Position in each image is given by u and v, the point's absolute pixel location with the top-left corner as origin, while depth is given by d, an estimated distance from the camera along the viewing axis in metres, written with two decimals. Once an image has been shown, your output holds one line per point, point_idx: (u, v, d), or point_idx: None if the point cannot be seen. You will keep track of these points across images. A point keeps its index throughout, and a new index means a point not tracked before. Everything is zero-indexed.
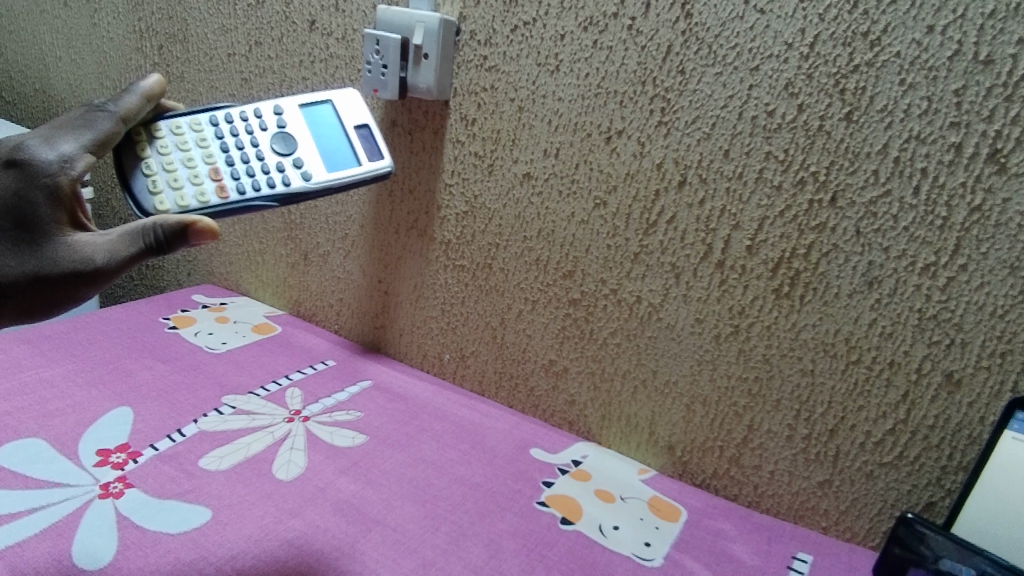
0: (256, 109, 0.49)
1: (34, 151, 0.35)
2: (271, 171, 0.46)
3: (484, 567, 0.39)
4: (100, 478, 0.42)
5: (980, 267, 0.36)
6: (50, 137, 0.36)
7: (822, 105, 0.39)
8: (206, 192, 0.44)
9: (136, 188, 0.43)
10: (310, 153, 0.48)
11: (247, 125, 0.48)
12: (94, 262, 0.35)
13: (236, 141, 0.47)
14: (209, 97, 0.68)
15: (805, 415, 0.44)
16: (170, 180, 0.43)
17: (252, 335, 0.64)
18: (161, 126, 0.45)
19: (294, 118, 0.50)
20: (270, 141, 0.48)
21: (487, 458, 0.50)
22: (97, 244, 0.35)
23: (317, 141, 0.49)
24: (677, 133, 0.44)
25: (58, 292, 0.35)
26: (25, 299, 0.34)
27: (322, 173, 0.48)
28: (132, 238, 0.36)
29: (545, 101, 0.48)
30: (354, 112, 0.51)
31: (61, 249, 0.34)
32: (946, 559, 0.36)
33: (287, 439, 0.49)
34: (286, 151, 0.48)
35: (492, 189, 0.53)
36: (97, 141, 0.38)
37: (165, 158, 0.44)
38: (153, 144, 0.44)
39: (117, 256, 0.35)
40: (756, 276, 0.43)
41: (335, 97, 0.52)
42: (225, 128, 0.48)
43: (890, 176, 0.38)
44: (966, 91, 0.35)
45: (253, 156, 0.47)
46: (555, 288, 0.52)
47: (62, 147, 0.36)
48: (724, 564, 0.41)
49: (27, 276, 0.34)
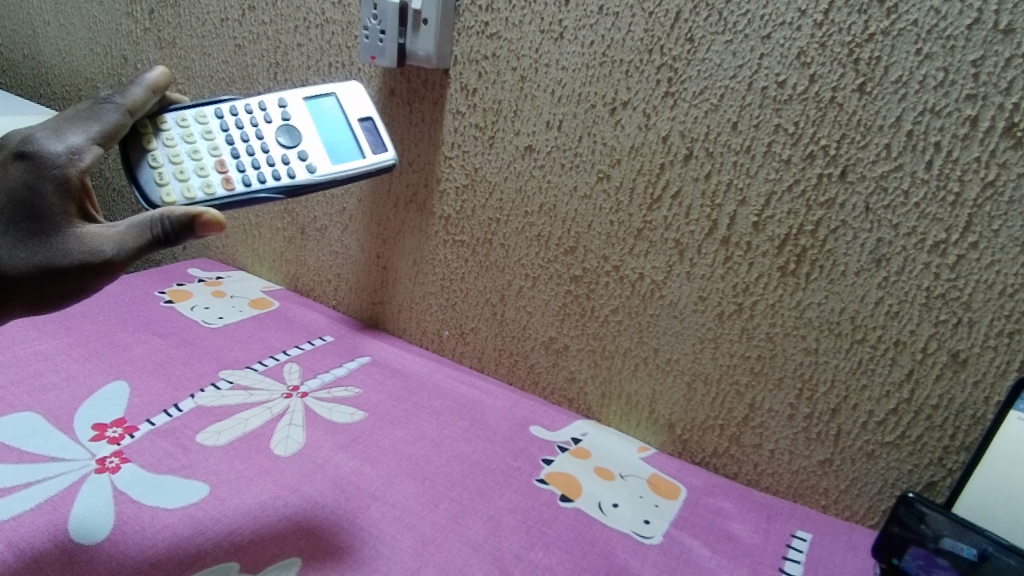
0: (260, 102, 0.48)
1: (42, 143, 0.34)
2: (276, 163, 0.45)
3: (483, 543, 0.39)
4: (95, 452, 0.42)
5: (991, 245, 0.36)
6: (59, 130, 0.35)
7: (835, 76, 0.37)
8: (212, 184, 0.43)
9: (142, 179, 0.41)
10: (314, 145, 0.47)
11: (252, 117, 0.47)
12: (103, 253, 0.34)
13: (240, 133, 0.46)
14: (202, 64, 0.66)
15: (807, 393, 0.43)
16: (177, 172, 0.42)
17: (249, 309, 0.63)
18: (167, 118, 0.44)
19: (298, 112, 0.49)
20: (276, 134, 0.47)
21: (486, 435, 0.49)
22: (104, 236, 0.34)
23: (322, 133, 0.48)
24: (684, 105, 0.42)
25: (67, 284, 0.34)
26: (37, 292, 0.33)
27: (327, 165, 0.47)
28: (140, 230, 0.34)
29: (548, 70, 0.47)
30: (358, 104, 0.50)
31: (70, 242, 0.33)
32: (947, 538, 0.36)
33: (285, 415, 0.48)
34: (291, 144, 0.47)
35: (493, 162, 0.51)
36: (104, 133, 0.37)
37: (172, 150, 0.43)
38: (159, 136, 0.43)
39: (125, 247, 0.34)
40: (761, 253, 0.42)
41: (339, 90, 0.50)
42: (230, 121, 0.47)
43: (903, 150, 0.37)
44: (984, 62, 0.34)
45: (258, 148, 0.45)
46: (556, 264, 0.51)
47: (70, 140, 0.35)
48: (724, 543, 0.41)
49: (37, 268, 0.33)
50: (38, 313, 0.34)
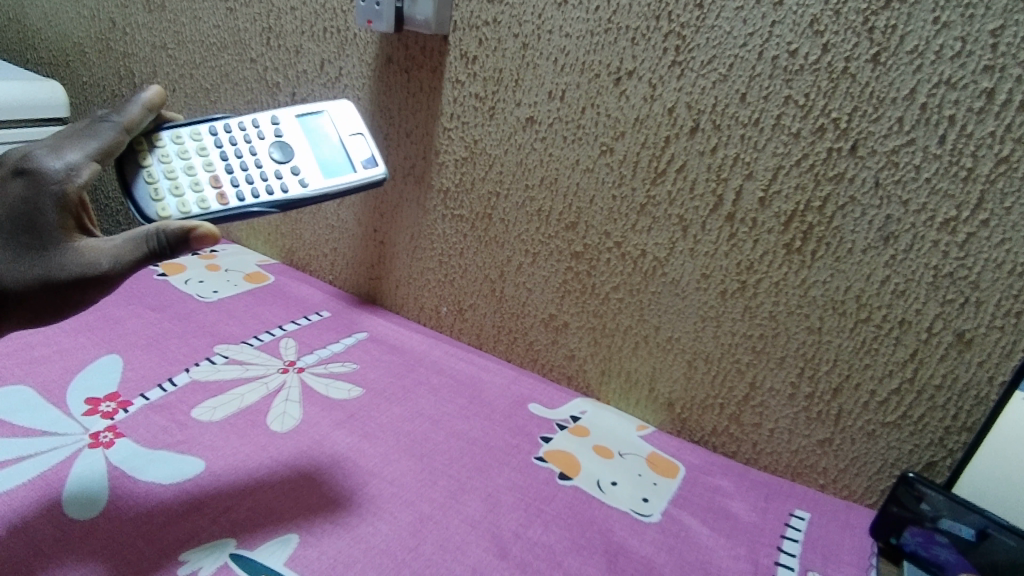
0: (253, 119, 0.47)
1: (41, 160, 0.33)
2: (269, 178, 0.44)
3: (482, 520, 0.39)
4: (89, 427, 0.41)
5: (1002, 222, 0.35)
6: (57, 146, 0.34)
7: (848, 45, 0.36)
8: (207, 200, 0.41)
9: (138, 196, 0.40)
10: (307, 161, 0.46)
11: (245, 135, 0.46)
12: (101, 267, 0.33)
13: (234, 150, 0.45)
14: (193, 28, 0.64)
15: (809, 372, 0.43)
16: (171, 188, 0.41)
17: (244, 283, 0.62)
18: (162, 135, 0.43)
19: (291, 129, 0.47)
20: (269, 150, 0.45)
21: (485, 412, 0.49)
22: (102, 249, 0.33)
23: (316, 149, 0.47)
24: (691, 74, 0.41)
25: (65, 297, 0.33)
26: (35, 306, 0.32)
27: (320, 180, 0.45)
28: (137, 243, 0.33)
29: (551, 37, 0.46)
30: (348, 122, 0.49)
31: (68, 256, 0.32)
32: (944, 518, 0.36)
33: (282, 390, 0.48)
34: (284, 159, 0.45)
35: (493, 134, 0.50)
36: (103, 150, 0.36)
37: (167, 166, 0.42)
38: (154, 153, 0.42)
39: (123, 260, 0.33)
40: (767, 229, 0.41)
41: (331, 108, 0.49)
42: (223, 138, 0.45)
43: (915, 124, 0.36)
44: (1003, 32, 0.33)
45: (251, 164, 0.44)
46: (556, 240, 0.50)
47: (68, 156, 0.34)
48: (723, 521, 0.41)
49: (35, 283, 0.32)
50: (36, 326, 0.33)
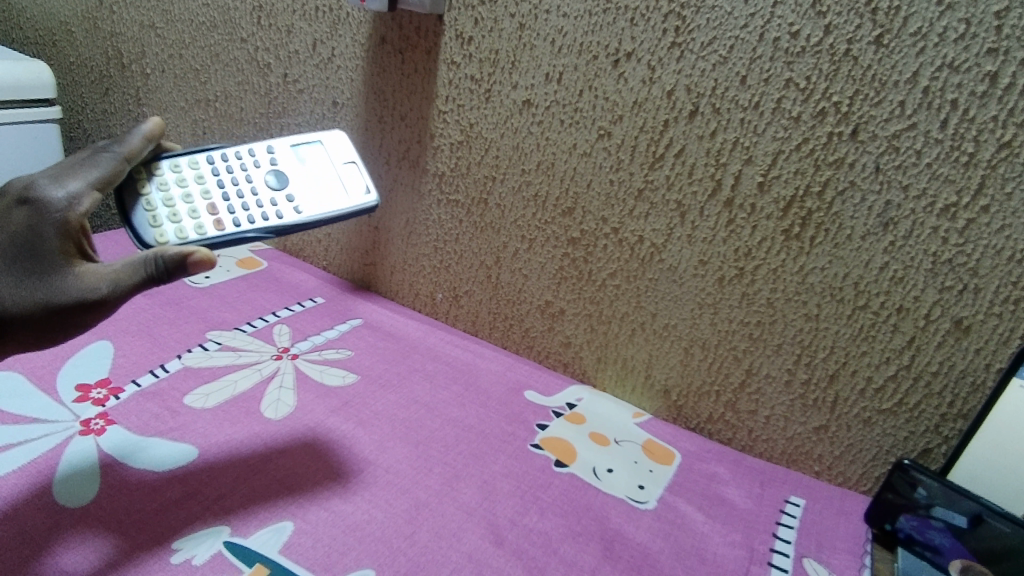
0: (249, 149, 0.46)
1: (43, 189, 0.33)
2: (265, 206, 0.43)
3: (477, 508, 0.38)
4: (80, 414, 0.41)
5: (1003, 209, 0.35)
6: (59, 176, 0.34)
7: (851, 27, 0.36)
8: (204, 226, 0.40)
9: (137, 222, 0.39)
10: (303, 190, 0.45)
11: (241, 163, 0.45)
12: (100, 292, 0.32)
13: (230, 179, 0.44)
14: (183, 7, 0.63)
15: (806, 359, 0.42)
16: (170, 215, 0.40)
17: (237, 270, 0.62)
18: (161, 164, 0.42)
19: (286, 159, 0.47)
20: (264, 178, 0.45)
21: (480, 399, 0.49)
22: (102, 274, 0.32)
23: (311, 177, 0.46)
24: (691, 56, 0.40)
25: (63, 323, 0.31)
26: (31, 332, 0.31)
27: (315, 208, 0.44)
28: (136, 268, 0.32)
29: (548, 17, 0.45)
30: (344, 152, 0.48)
31: (68, 282, 0.31)
32: (938, 506, 0.36)
33: (275, 377, 0.47)
34: (279, 187, 0.45)
35: (489, 117, 0.50)
36: (103, 179, 0.35)
37: (166, 194, 0.41)
38: (154, 181, 0.41)
39: (121, 285, 0.32)
40: (765, 215, 0.41)
41: (325, 138, 0.49)
42: (219, 167, 0.45)
43: (918, 108, 0.35)
44: (1008, 13, 0.32)
45: (248, 192, 0.44)
46: (553, 225, 0.50)
47: (69, 185, 0.33)
48: (718, 508, 0.41)
49: (35, 309, 0.31)
50: None
